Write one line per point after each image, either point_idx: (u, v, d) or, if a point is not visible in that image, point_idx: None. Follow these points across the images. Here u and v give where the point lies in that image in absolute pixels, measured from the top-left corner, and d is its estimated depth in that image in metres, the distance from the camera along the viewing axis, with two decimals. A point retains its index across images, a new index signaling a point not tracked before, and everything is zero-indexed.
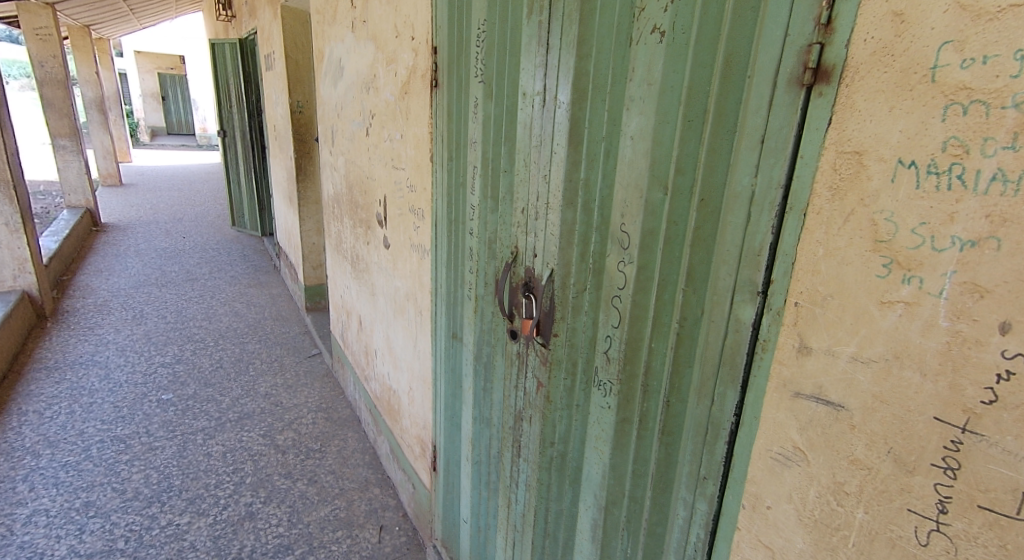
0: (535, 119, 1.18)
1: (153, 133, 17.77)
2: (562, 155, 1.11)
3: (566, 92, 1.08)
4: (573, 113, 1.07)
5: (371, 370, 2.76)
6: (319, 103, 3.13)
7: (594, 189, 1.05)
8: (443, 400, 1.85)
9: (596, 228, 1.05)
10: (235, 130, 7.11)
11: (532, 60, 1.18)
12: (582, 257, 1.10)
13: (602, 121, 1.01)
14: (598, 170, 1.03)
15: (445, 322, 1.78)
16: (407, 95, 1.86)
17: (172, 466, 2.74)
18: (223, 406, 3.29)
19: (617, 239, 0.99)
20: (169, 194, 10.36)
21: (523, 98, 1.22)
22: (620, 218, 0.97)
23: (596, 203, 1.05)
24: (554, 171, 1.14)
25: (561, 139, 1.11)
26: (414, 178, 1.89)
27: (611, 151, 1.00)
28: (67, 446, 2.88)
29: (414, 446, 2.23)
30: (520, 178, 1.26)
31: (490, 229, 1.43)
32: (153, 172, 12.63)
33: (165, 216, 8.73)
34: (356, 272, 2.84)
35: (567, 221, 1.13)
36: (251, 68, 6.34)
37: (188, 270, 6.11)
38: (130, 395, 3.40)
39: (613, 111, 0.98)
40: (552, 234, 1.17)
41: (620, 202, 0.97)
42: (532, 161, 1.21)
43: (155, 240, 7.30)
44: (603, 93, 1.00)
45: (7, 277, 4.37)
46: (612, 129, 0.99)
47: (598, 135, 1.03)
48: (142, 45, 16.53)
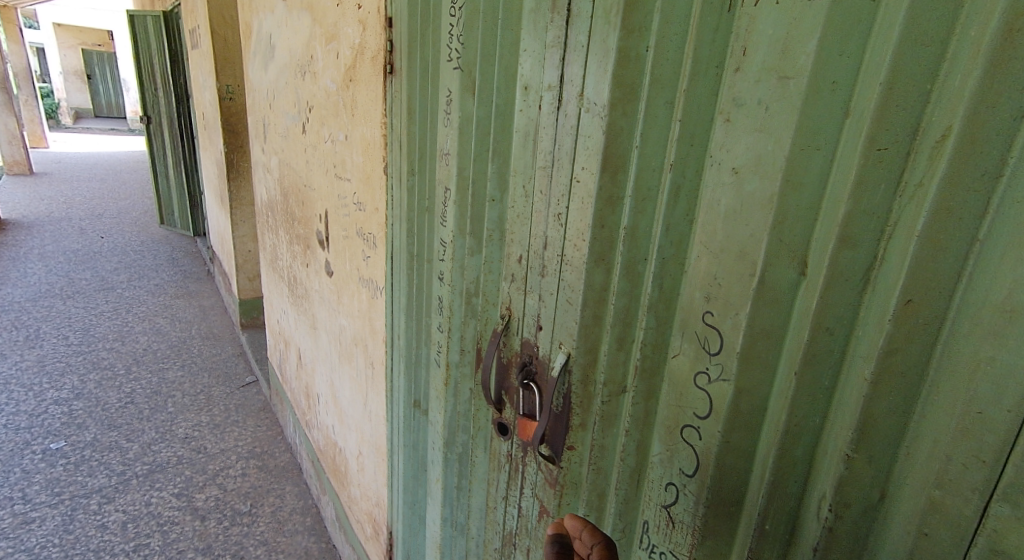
0: (547, 129, 0.78)
1: (77, 115, 16.51)
2: (590, 185, 0.71)
3: (600, 86, 0.68)
4: (610, 118, 0.67)
5: (313, 417, 2.35)
6: (248, 90, 2.64)
7: (648, 244, 0.67)
8: (403, 480, 1.47)
9: (647, 309, 0.67)
10: (162, 117, 6.40)
11: (541, 34, 0.78)
12: (619, 346, 0.73)
13: (670, 136, 0.63)
14: (657, 213, 0.65)
15: (405, 384, 1.37)
16: (352, 84, 1.42)
17: (51, 547, 2.38)
18: (128, 457, 2.98)
19: (691, 330, 0.61)
20: (89, 186, 9.46)
21: (525, 93, 0.82)
22: (696, 299, 0.60)
23: (648, 265, 0.67)
24: (575, 211, 0.74)
25: (588, 160, 0.71)
26: (362, 194, 1.46)
27: (691, 184, 0.61)
28: None
29: (364, 516, 1.85)
30: (516, 212, 0.87)
31: (467, 278, 1.03)
32: (73, 159, 11.56)
33: (83, 211, 7.90)
34: (294, 298, 2.38)
35: (593, 283, 0.74)
36: (177, 47, 5.67)
37: (103, 278, 5.50)
38: (9, 445, 3.03)
39: (688, 122, 0.60)
40: (570, 302, 0.78)
41: (694, 274, 0.60)
42: (537, 188, 0.81)
43: (67, 241, 6.55)
44: (673, 88, 0.62)
45: None
46: (697, 147, 0.60)
47: (664, 153, 0.64)
48: (63, 20, 15.24)
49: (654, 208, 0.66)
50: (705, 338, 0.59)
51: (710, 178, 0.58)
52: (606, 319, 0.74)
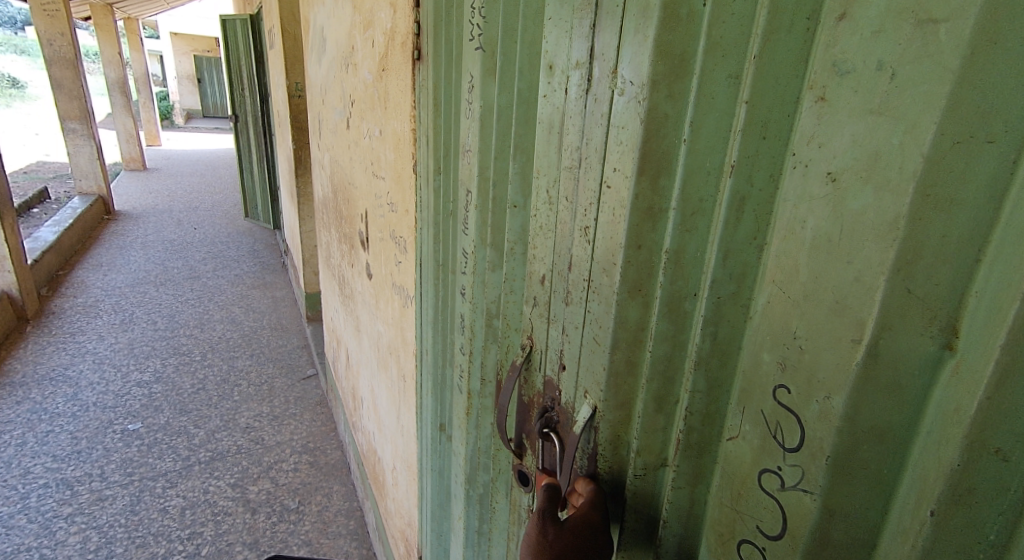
0: (574, 119, 0.61)
1: (184, 113, 17.83)
2: (625, 192, 0.53)
3: (638, 59, 0.50)
4: (650, 99, 0.49)
5: (358, 420, 2.27)
6: (308, 85, 2.61)
7: (700, 274, 0.50)
8: (429, 506, 1.34)
9: (696, 366, 0.50)
10: (247, 115, 6.68)
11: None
12: (657, 407, 0.55)
13: (733, 124, 0.45)
14: (713, 233, 0.48)
15: (431, 406, 1.24)
16: (385, 74, 1.29)
17: (117, 527, 2.45)
18: (194, 442, 3.05)
19: (757, 408, 0.46)
20: (189, 179, 10.13)
21: (550, 75, 0.65)
22: (767, 364, 0.44)
23: (698, 303, 0.50)
24: (607, 228, 0.57)
25: (625, 159, 0.53)
26: (394, 194, 1.34)
27: (762, 195, 0.44)
28: (6, 491, 2.64)
29: (398, 531, 1.74)
30: (540, 222, 0.71)
31: (490, 297, 0.88)
32: (179, 155, 12.48)
33: (182, 203, 8.46)
34: (343, 297, 2.32)
35: (625, 320, 0.56)
36: (261, 47, 5.89)
37: (191, 267, 5.81)
38: (94, 423, 3.19)
39: (759, 105, 0.43)
40: (597, 340, 0.60)
41: (766, 328, 0.44)
42: (562, 194, 0.65)
43: (165, 231, 7.01)
44: (739, 57, 0.44)
45: None
46: (773, 142, 0.43)
47: (725, 149, 0.46)
48: (177, 27, 16.52)
49: (708, 226, 0.48)
50: (781, 426, 0.43)
51: (793, 187, 0.41)
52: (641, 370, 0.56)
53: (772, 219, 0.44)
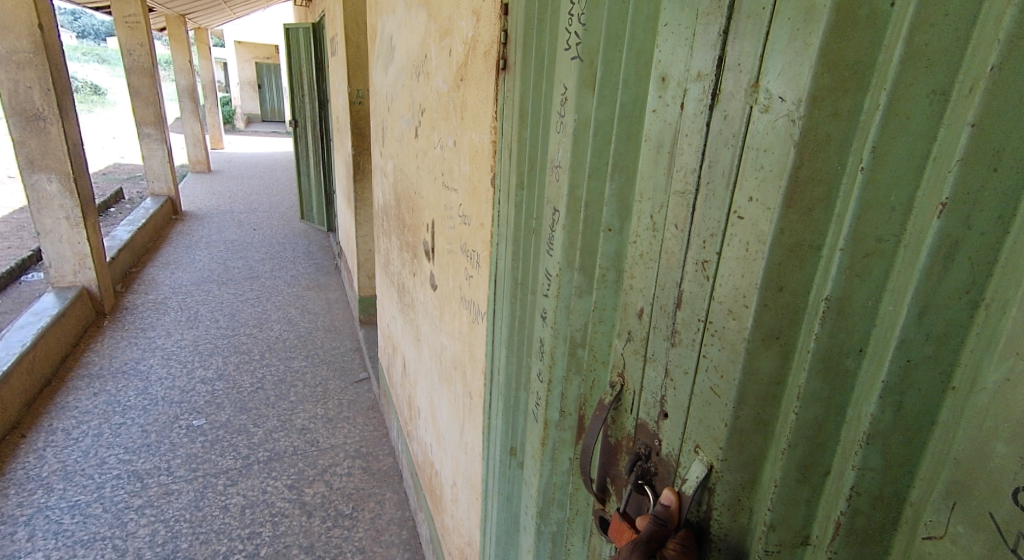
0: (692, 140, 0.61)
1: (246, 118, 18.57)
2: (766, 228, 0.53)
3: (793, 72, 0.50)
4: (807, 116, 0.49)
5: (413, 429, 2.26)
6: (372, 95, 2.64)
7: (872, 325, 0.50)
8: (495, 532, 1.29)
9: (870, 441, 0.50)
10: (306, 121, 6.87)
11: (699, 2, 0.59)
12: (800, 478, 0.56)
13: (952, 157, 0.43)
14: (905, 280, 0.47)
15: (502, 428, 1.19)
16: (462, 83, 1.26)
17: (181, 522, 2.51)
18: (253, 441, 3.12)
19: (984, 512, 0.43)
20: (249, 182, 10.50)
21: (661, 88, 0.65)
22: (1003, 458, 0.42)
23: (867, 360, 0.50)
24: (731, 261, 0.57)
25: (767, 194, 0.53)
26: (467, 207, 1.30)
27: (982, 240, 0.43)
28: (81, 480, 2.76)
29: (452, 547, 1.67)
30: (643, 256, 0.70)
31: (575, 323, 0.85)
32: (240, 158, 12.96)
33: (242, 205, 8.77)
34: (402, 305, 2.31)
35: (756, 372, 0.57)
36: (322, 55, 6.05)
37: (251, 267, 5.99)
38: (162, 417, 3.31)
39: (992, 130, 0.41)
40: (719, 380, 0.59)
41: (1002, 415, 0.42)
42: (670, 220, 0.65)
43: (227, 231, 7.26)
44: (971, 70, 0.42)
45: (67, 273, 4.39)
46: (1004, 174, 0.42)
47: (933, 185, 0.45)
48: (242, 35, 17.23)
49: (885, 271, 0.48)
50: None
51: None
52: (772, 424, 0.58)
53: (993, 271, 0.43)
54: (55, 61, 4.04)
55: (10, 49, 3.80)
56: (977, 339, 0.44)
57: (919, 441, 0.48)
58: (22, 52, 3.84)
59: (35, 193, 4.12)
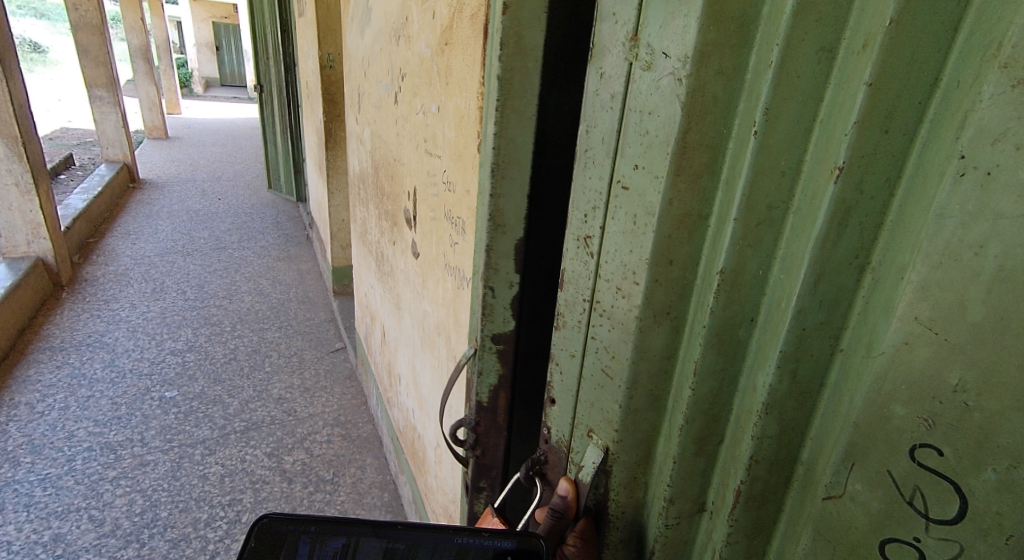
0: (610, 128, 0.72)
1: (204, 81, 17.78)
2: (654, 199, 0.65)
3: (678, 42, 0.60)
4: (693, 81, 0.59)
5: (394, 395, 2.30)
6: (345, 57, 2.58)
7: (762, 289, 0.62)
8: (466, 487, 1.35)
9: (768, 411, 0.61)
10: (271, 86, 6.65)
11: (627, 9, 0.67)
12: (697, 450, 0.70)
13: (849, 120, 0.51)
14: (808, 244, 0.56)
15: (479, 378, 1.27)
16: (449, 48, 1.26)
17: (161, 491, 2.51)
18: (229, 412, 3.11)
19: (883, 469, 0.51)
20: (211, 150, 10.15)
21: (600, 83, 0.73)
22: (901, 419, 0.49)
23: (776, 304, 0.60)
24: (627, 231, 0.69)
25: (654, 161, 0.64)
26: (453, 173, 1.32)
27: (872, 204, 0.52)
28: (51, 453, 2.72)
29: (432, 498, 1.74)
30: (576, 235, 0.81)
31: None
32: (200, 124, 12.47)
33: (204, 173, 8.49)
34: (380, 274, 2.32)
35: (649, 346, 0.70)
36: (288, 17, 5.84)
37: (217, 238, 5.85)
38: (132, 390, 3.26)
39: (883, 93, 0.49)
40: (613, 357, 0.73)
41: (899, 379, 0.49)
42: (590, 201, 0.76)
43: (190, 201, 7.05)
44: (870, 28, 0.49)
45: (20, 242, 4.22)
46: (893, 138, 0.50)
47: (829, 149, 0.53)
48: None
49: (775, 233, 0.60)
50: (920, 490, 0.48)
51: (943, 194, 0.46)
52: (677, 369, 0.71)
53: (879, 235, 0.52)
54: None
55: None
56: (866, 293, 0.54)
57: (813, 394, 0.59)
58: None
59: None
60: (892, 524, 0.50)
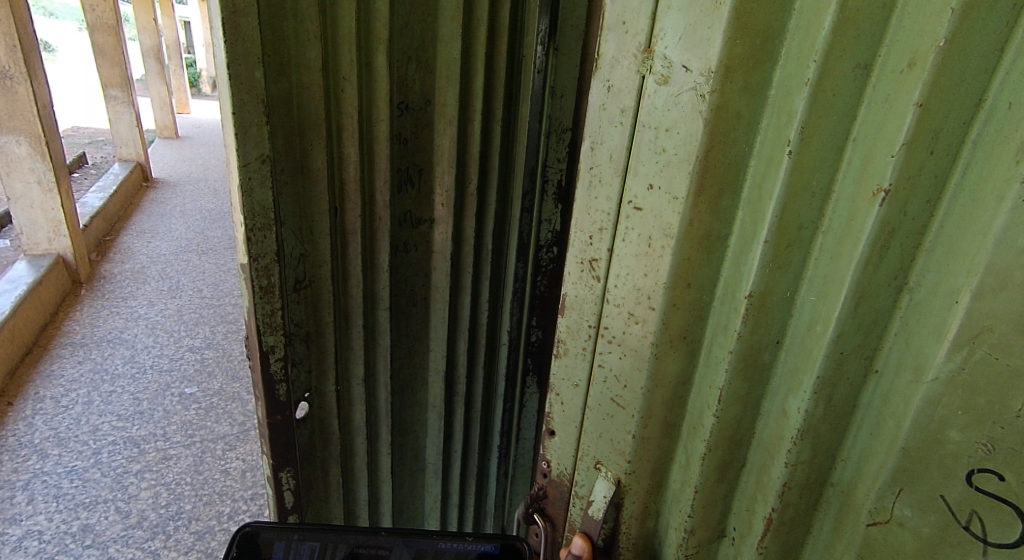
0: (618, 145, 0.65)
1: (212, 80, 17.92)
2: (672, 220, 0.61)
3: (704, 43, 0.55)
4: (718, 98, 0.56)
5: None
6: None
7: (789, 314, 0.64)
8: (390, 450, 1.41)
9: (802, 435, 0.63)
10: None
11: (640, 16, 0.60)
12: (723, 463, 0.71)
13: (897, 140, 0.51)
14: (850, 267, 0.56)
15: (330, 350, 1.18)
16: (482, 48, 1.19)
17: (183, 485, 2.57)
18: (248, 408, 3.16)
19: (940, 495, 0.54)
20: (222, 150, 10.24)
21: (607, 96, 0.66)
22: (958, 444, 0.52)
23: (805, 332, 0.62)
24: (640, 256, 0.65)
25: (672, 181, 0.60)
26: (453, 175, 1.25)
27: (914, 225, 0.54)
28: (77, 446, 2.78)
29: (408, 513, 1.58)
30: (577, 257, 0.74)
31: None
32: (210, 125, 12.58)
33: (216, 173, 8.57)
34: None
35: (662, 374, 0.69)
36: None
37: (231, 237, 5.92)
38: (153, 385, 3.33)
39: (936, 104, 0.49)
40: (626, 387, 0.71)
41: (955, 409, 0.52)
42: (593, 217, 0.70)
43: (203, 200, 7.12)
44: (918, 46, 0.49)
45: (41, 240, 4.29)
46: (938, 158, 0.51)
47: (871, 173, 0.54)
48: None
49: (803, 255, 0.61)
50: (978, 516, 0.51)
51: (990, 208, 0.48)
52: (693, 391, 0.71)
53: (920, 253, 0.54)
54: (20, 16, 3.85)
55: None
56: (900, 319, 0.57)
57: (845, 416, 0.62)
58: None
59: (4, 156, 3.97)
60: (948, 548, 0.54)
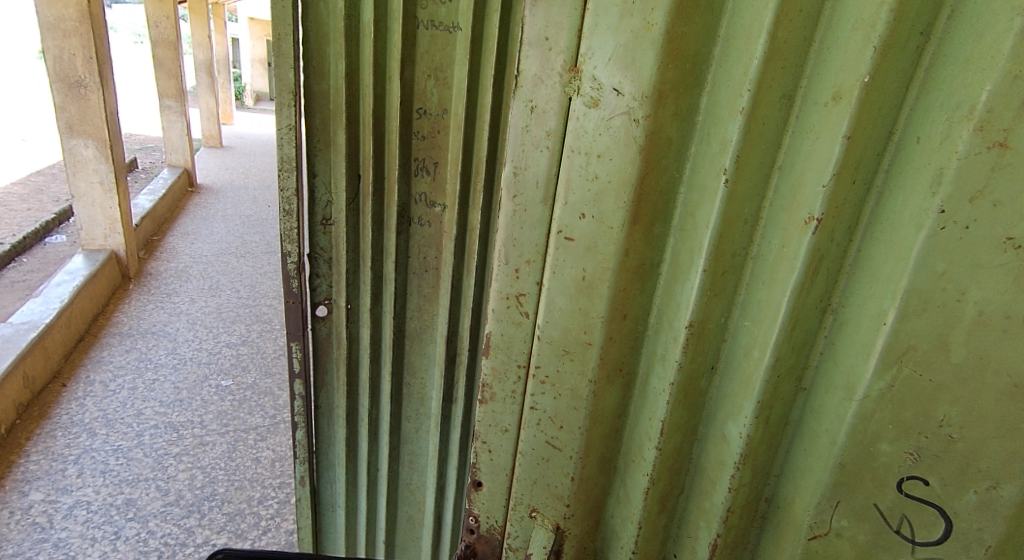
0: (544, 172, 0.76)
1: (255, 94, 18.63)
2: (608, 245, 0.74)
3: (634, 81, 0.68)
4: (649, 123, 0.68)
5: None
6: None
7: (725, 331, 0.76)
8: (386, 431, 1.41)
9: (750, 442, 0.74)
10: None
11: (560, 39, 0.72)
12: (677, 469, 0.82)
13: (827, 168, 0.62)
14: (788, 293, 0.67)
15: (343, 281, 1.28)
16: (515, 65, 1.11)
17: (218, 469, 2.75)
18: (279, 403, 3.35)
19: (872, 504, 0.66)
20: (262, 160, 10.67)
21: (530, 120, 0.76)
22: (887, 455, 0.63)
23: (750, 347, 0.73)
24: (574, 284, 0.77)
25: (605, 211, 0.73)
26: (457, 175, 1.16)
27: (836, 249, 0.65)
28: (122, 427, 2.99)
29: (401, 491, 1.46)
30: (504, 293, 0.84)
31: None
32: (252, 136, 13.12)
33: (256, 181, 8.95)
34: None
35: (602, 388, 0.81)
36: None
37: (268, 242, 6.20)
38: (192, 376, 3.54)
39: (860, 138, 0.60)
40: (561, 428, 0.83)
41: (883, 426, 0.63)
42: (523, 243, 0.80)
43: (243, 207, 7.46)
44: (840, 82, 0.61)
45: (98, 236, 4.59)
46: (857, 187, 0.63)
47: (804, 204, 0.65)
48: (256, 13, 17.30)
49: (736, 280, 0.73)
50: (906, 520, 0.63)
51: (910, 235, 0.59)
52: (634, 402, 0.84)
53: (839, 279, 0.66)
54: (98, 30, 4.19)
55: (58, 17, 3.97)
56: (828, 332, 0.68)
57: (783, 425, 0.74)
58: (69, 21, 4.00)
59: (71, 157, 4.30)
60: (880, 551, 0.66)
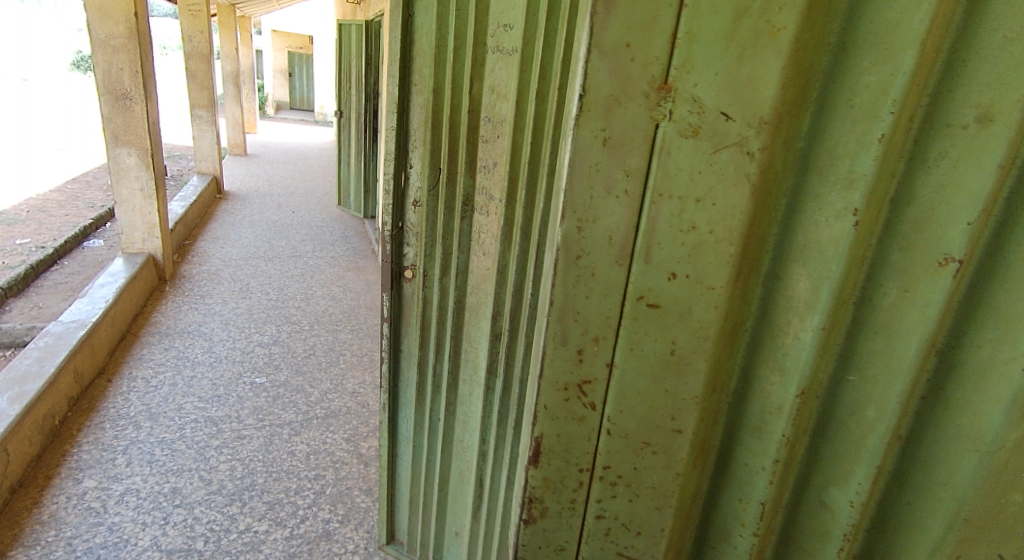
0: (634, 229, 0.82)
1: (276, 102, 19.05)
2: (706, 299, 0.81)
3: (748, 140, 0.75)
4: (763, 158, 0.75)
5: None
6: None
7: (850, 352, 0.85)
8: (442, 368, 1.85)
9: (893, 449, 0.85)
10: (351, 112, 7.23)
11: (655, 103, 0.77)
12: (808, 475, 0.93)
13: (978, 198, 0.72)
14: (929, 319, 0.78)
15: (421, 250, 1.76)
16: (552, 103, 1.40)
17: (256, 461, 2.89)
18: (311, 400, 3.49)
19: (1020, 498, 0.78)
20: (284, 167, 10.94)
21: (606, 173, 0.81)
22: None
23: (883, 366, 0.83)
24: (660, 334, 0.85)
25: (704, 270, 0.80)
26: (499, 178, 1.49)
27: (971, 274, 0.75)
28: (166, 421, 3.16)
29: (460, 403, 1.83)
30: (571, 351, 0.90)
31: (534, 245, 1.40)
32: (274, 144, 13.43)
33: (279, 188, 9.20)
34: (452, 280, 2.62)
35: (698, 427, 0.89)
36: (373, 52, 6.52)
37: (294, 246, 6.39)
38: (228, 373, 3.71)
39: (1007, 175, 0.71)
40: (635, 499, 0.95)
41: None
42: (606, 296, 0.86)
43: (268, 212, 7.68)
44: (989, 107, 0.70)
45: (137, 240, 4.81)
46: (980, 222, 0.73)
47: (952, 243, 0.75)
48: (279, 24, 17.73)
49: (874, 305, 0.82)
50: None
51: None
52: (722, 422, 0.93)
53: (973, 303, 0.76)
54: (144, 46, 4.43)
55: (108, 34, 4.22)
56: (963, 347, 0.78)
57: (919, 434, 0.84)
58: (118, 37, 4.25)
59: (116, 164, 4.54)
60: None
